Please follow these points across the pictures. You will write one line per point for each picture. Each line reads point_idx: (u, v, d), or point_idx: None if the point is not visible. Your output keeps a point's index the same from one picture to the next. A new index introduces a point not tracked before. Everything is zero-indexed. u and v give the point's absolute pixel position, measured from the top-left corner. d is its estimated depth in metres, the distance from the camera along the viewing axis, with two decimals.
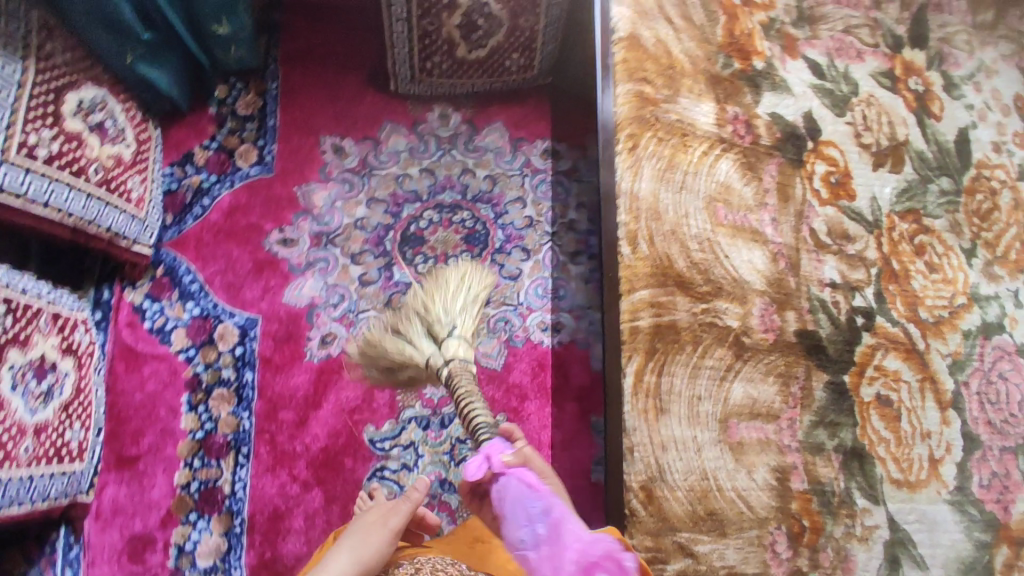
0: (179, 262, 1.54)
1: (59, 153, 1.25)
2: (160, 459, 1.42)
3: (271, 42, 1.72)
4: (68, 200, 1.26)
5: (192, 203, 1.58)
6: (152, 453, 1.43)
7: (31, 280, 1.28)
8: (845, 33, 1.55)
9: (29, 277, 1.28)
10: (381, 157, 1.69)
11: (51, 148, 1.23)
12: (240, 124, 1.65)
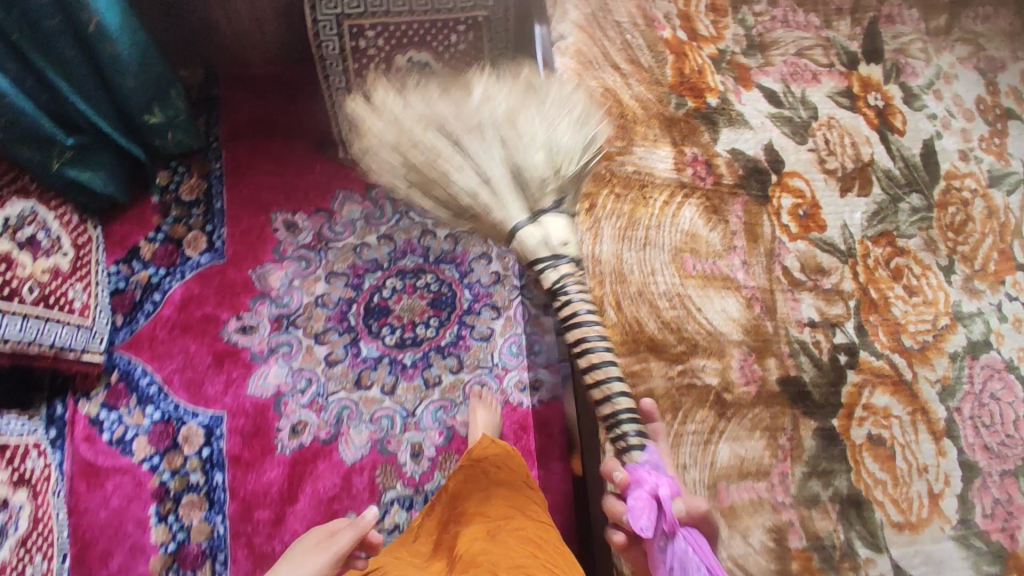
0: (134, 364, 1.48)
1: None
2: None
3: (212, 119, 1.65)
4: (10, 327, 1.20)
5: (142, 301, 1.52)
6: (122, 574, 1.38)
7: None
8: (798, 56, 1.50)
9: None
10: (336, 228, 1.64)
11: None
12: (186, 210, 1.59)
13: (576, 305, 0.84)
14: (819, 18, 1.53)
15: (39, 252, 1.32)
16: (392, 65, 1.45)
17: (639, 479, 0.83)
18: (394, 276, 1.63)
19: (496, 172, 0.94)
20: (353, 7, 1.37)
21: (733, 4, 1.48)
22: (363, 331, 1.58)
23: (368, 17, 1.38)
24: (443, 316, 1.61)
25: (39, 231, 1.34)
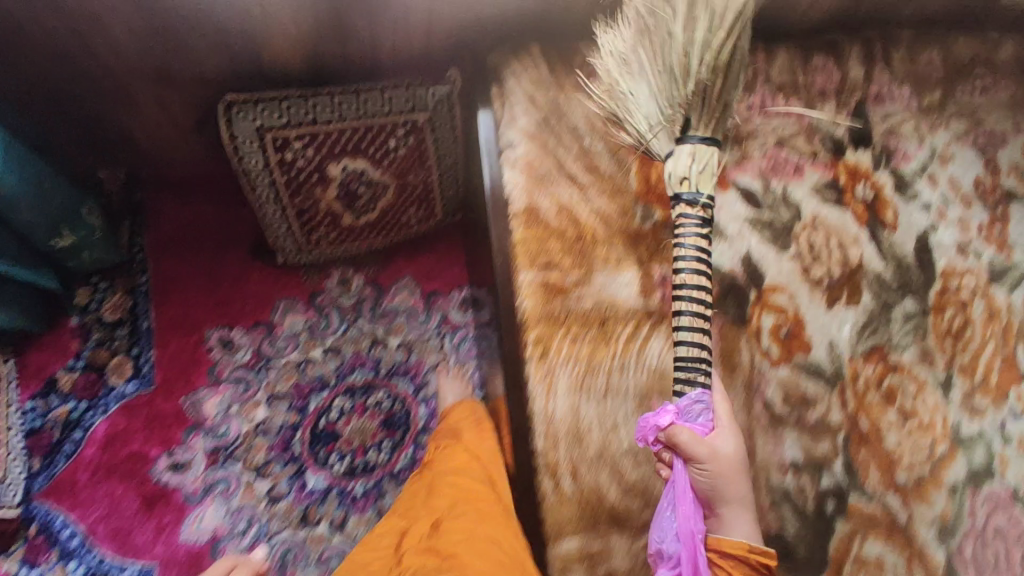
0: (56, 514, 1.39)
1: None
2: None
3: (136, 227, 1.54)
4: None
5: (61, 441, 1.42)
6: None
7: None
8: (778, 147, 1.33)
9: None
10: (277, 343, 1.51)
11: None
12: (110, 333, 1.47)
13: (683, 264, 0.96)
14: (801, 102, 1.34)
15: None
16: (326, 175, 1.31)
17: (674, 416, 0.95)
18: (342, 394, 1.52)
19: (642, 106, 1.00)
20: (276, 117, 1.22)
21: None
22: (309, 460, 1.47)
23: (294, 127, 1.23)
24: (397, 438, 1.51)
25: None
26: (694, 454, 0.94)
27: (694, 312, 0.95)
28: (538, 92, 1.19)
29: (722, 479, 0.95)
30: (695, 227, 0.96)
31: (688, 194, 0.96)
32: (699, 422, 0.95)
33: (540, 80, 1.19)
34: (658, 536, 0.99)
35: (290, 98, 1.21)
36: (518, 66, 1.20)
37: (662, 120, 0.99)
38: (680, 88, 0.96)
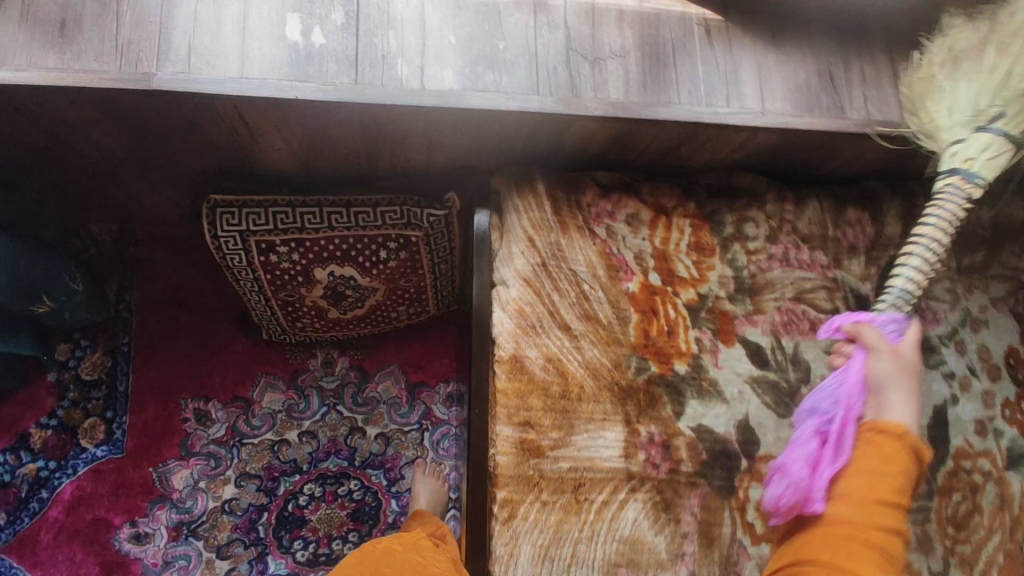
0: (15, 570, 1.34)
1: None
2: None
3: (125, 282, 1.47)
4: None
5: (28, 498, 1.38)
6: None
7: None
8: (795, 301, 1.21)
9: None
10: (253, 421, 1.46)
11: None
12: (87, 393, 1.43)
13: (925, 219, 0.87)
14: (826, 255, 1.22)
15: None
16: (311, 277, 1.24)
17: (869, 318, 0.87)
18: (313, 480, 1.46)
19: (960, 100, 0.91)
20: (262, 223, 1.15)
21: (721, 239, 1.19)
22: (272, 545, 1.42)
23: (280, 233, 1.16)
24: (364, 532, 1.44)
25: None
26: (881, 359, 0.81)
27: (924, 263, 0.86)
28: (538, 234, 1.11)
29: (891, 387, 0.79)
30: (967, 186, 0.87)
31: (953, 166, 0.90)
32: (889, 333, 0.85)
33: (541, 223, 1.11)
34: (792, 443, 0.84)
35: (278, 205, 1.15)
36: (518, 202, 1.11)
37: (973, 116, 0.89)
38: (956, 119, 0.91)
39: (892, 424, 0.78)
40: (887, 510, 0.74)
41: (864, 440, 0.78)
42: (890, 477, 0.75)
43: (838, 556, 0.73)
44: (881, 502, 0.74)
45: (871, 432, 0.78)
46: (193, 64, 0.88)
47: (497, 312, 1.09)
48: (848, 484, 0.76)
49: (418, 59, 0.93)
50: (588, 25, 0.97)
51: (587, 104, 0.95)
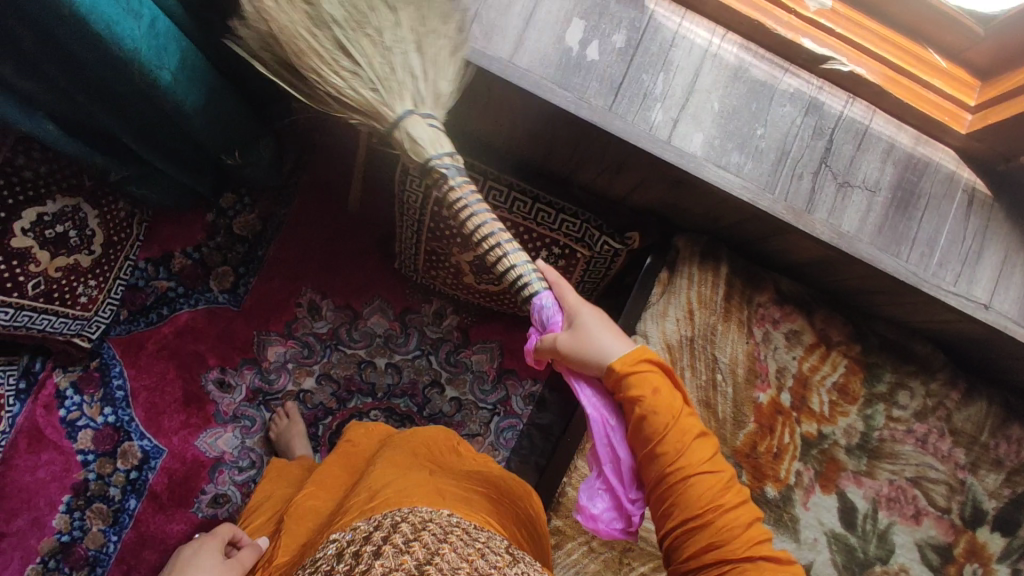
0: (115, 361, 1.46)
1: None
2: (22, 544, 1.39)
3: (299, 162, 1.53)
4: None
5: (151, 308, 1.48)
6: (19, 535, 1.39)
7: None
8: (911, 483, 1.14)
9: None
10: (354, 334, 1.50)
11: None
12: (231, 244, 1.51)
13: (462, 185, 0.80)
14: (965, 454, 1.14)
15: (60, 247, 1.28)
16: (469, 243, 1.26)
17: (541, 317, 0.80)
18: (381, 408, 1.48)
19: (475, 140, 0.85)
20: None
21: (869, 393, 1.13)
22: (324, 446, 1.45)
23: None
24: None
25: (70, 224, 1.29)
26: (582, 312, 0.78)
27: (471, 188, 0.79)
28: (700, 308, 1.11)
29: (605, 332, 0.77)
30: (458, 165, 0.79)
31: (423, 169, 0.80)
32: (557, 318, 0.80)
33: (709, 301, 1.11)
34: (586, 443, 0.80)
35: (473, 170, 1.16)
36: (698, 274, 1.11)
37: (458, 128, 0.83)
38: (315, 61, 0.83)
39: (633, 353, 0.76)
40: (689, 420, 0.74)
41: (648, 380, 0.74)
42: (671, 398, 0.74)
43: (709, 477, 0.72)
44: (680, 420, 0.73)
45: (619, 392, 0.75)
46: (473, 32, 0.89)
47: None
48: (653, 446, 0.73)
49: (677, 111, 0.92)
50: (853, 146, 0.94)
51: (815, 224, 0.92)
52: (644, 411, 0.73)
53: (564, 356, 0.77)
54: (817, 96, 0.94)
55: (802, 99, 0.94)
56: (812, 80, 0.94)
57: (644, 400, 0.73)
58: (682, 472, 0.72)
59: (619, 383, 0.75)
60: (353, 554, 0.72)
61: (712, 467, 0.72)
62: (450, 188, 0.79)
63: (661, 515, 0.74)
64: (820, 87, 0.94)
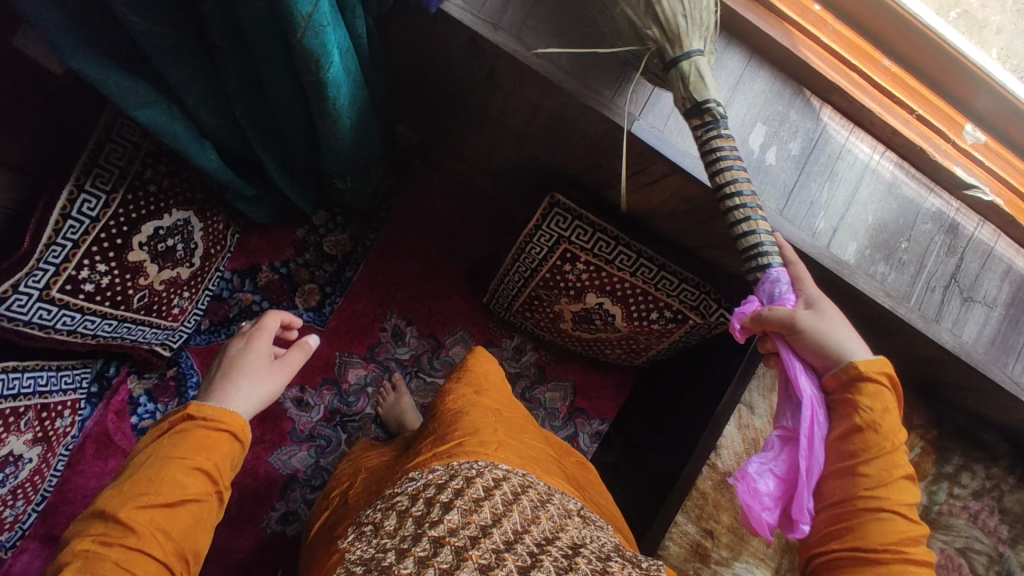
0: (193, 371, 1.45)
1: (106, 287, 1.15)
2: None
3: (396, 186, 1.55)
4: (84, 322, 1.16)
5: (233, 321, 1.46)
6: None
7: (31, 373, 1.20)
8: (959, 553, 1.21)
9: (31, 370, 1.20)
10: (436, 363, 1.53)
11: (100, 282, 1.14)
12: (320, 262, 1.50)
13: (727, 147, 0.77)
14: (1007, 529, 1.22)
15: (168, 261, 1.25)
16: (581, 297, 1.31)
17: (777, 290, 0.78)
18: None
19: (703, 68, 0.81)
20: (582, 240, 1.22)
21: (936, 472, 1.24)
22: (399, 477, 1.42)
23: (589, 254, 1.23)
24: None
25: (179, 238, 1.26)
26: (823, 303, 0.77)
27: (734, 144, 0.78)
28: None
29: (850, 337, 0.76)
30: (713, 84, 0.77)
31: (692, 111, 0.77)
32: (789, 296, 0.78)
33: None
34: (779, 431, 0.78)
35: (605, 234, 1.21)
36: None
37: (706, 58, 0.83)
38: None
39: (870, 361, 0.76)
40: (903, 460, 0.74)
41: (880, 395, 0.74)
42: (896, 424, 0.74)
43: (894, 525, 0.72)
44: (896, 453, 0.74)
45: (844, 396, 0.75)
46: (668, 127, 0.96)
47: (734, 425, 1.23)
48: (857, 465, 0.74)
49: (837, 220, 1.00)
50: (978, 266, 1.04)
51: (941, 334, 1.02)
52: (861, 423, 0.74)
53: (801, 336, 0.75)
54: (955, 217, 1.04)
55: (941, 217, 1.03)
56: (951, 202, 1.04)
57: (874, 416, 0.73)
58: (875, 502, 0.73)
59: (849, 385, 0.75)
60: (427, 501, 0.81)
61: (906, 513, 0.73)
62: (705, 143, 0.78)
63: (832, 527, 0.75)
64: (958, 208, 1.04)
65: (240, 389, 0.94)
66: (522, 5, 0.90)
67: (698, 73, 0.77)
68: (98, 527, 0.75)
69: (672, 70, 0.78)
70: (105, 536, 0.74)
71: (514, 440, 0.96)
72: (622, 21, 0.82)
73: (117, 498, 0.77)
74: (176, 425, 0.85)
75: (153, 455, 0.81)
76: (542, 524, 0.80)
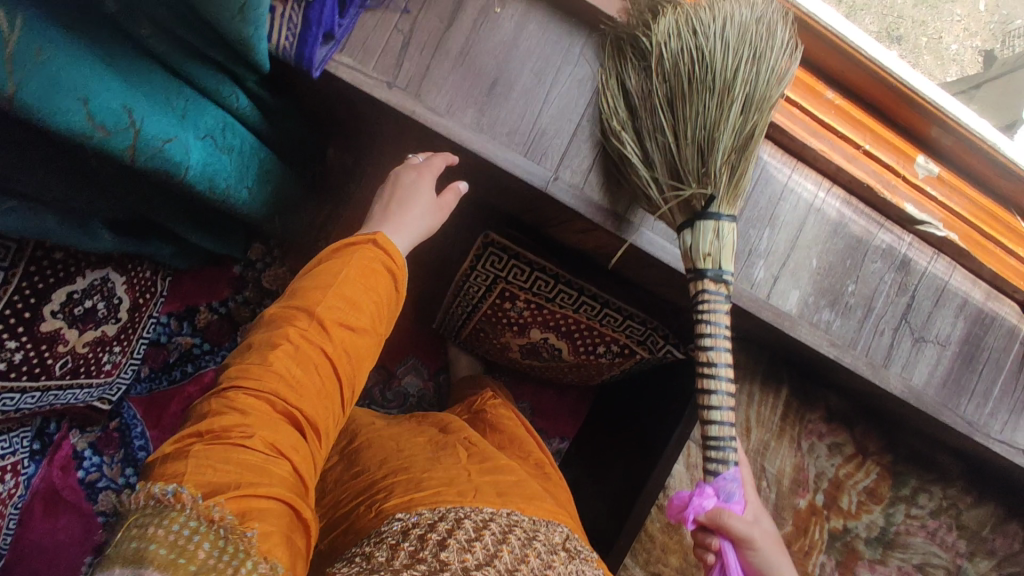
0: (137, 421, 1.41)
1: (20, 362, 1.09)
2: None
3: (334, 213, 1.42)
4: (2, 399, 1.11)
5: (174, 366, 1.41)
6: None
7: None
8: (914, 570, 1.20)
9: None
10: (388, 394, 1.47)
11: (13, 357, 1.08)
12: (259, 298, 1.43)
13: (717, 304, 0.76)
14: (965, 544, 1.21)
15: (89, 321, 1.19)
16: (525, 331, 1.25)
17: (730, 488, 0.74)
18: None
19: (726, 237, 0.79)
20: (520, 279, 1.15)
21: (893, 494, 1.21)
22: None
23: (528, 292, 1.17)
24: None
25: (100, 297, 1.20)
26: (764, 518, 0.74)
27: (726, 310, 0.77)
28: (756, 426, 1.14)
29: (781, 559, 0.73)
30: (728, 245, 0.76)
31: (714, 271, 0.75)
32: (739, 500, 0.74)
33: (767, 420, 1.13)
34: None
35: (544, 272, 1.14)
36: (759, 395, 1.12)
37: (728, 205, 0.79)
38: (730, 111, 0.78)
39: None
40: None
41: None
42: None
43: None
44: None
45: None
46: (589, 181, 0.86)
47: (682, 465, 1.25)
48: None
49: (778, 268, 0.93)
50: (931, 303, 0.98)
51: (890, 379, 0.97)
52: None
53: (750, 542, 0.71)
54: (907, 252, 0.96)
55: (892, 255, 0.96)
56: (903, 236, 0.96)
57: None
58: None
59: None
60: (417, 538, 0.75)
61: None
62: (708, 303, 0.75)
63: None
64: (910, 243, 0.96)
65: (400, 226, 0.86)
66: (419, 57, 0.82)
67: (727, 243, 0.77)
68: (289, 322, 0.73)
69: (706, 220, 0.77)
70: (297, 337, 0.72)
71: (495, 473, 0.94)
72: (683, 154, 0.78)
73: (310, 303, 0.74)
74: (355, 244, 0.81)
75: (336, 267, 0.77)
76: (532, 561, 0.75)
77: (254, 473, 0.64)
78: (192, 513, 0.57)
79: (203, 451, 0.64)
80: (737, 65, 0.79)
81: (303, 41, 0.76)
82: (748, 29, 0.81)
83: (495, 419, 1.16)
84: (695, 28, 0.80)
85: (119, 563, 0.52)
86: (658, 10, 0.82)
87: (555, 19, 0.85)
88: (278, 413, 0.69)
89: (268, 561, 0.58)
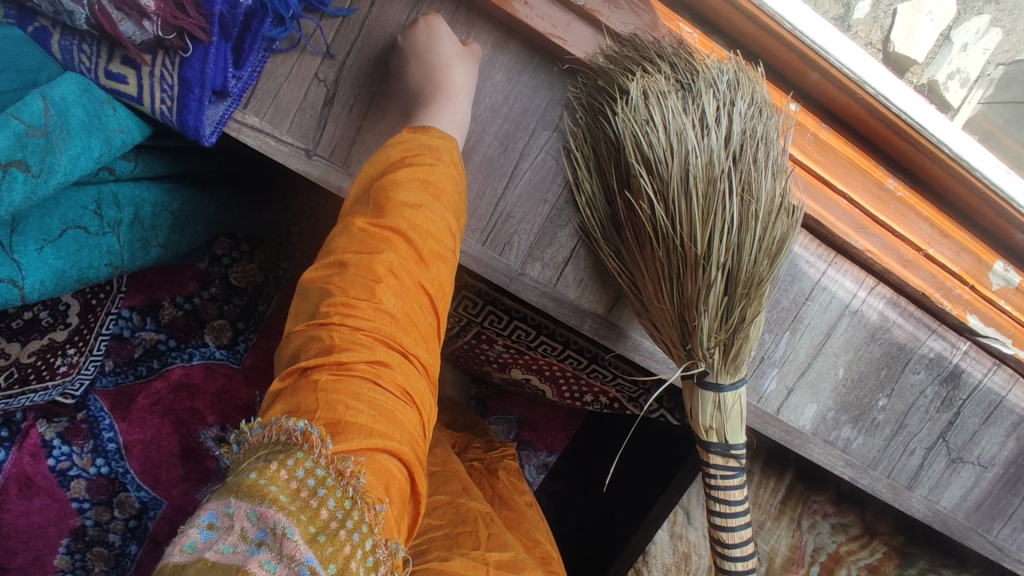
0: (106, 414, 1.02)
1: None
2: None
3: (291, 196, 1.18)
4: None
5: (139, 363, 1.03)
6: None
7: None
8: None
9: None
10: None
11: None
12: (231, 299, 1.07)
13: (722, 479, 0.67)
14: None
15: (31, 333, 0.91)
16: (508, 369, 1.11)
17: None
18: None
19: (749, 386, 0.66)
20: (497, 326, 0.99)
21: None
22: None
23: (506, 339, 1.01)
24: None
25: (41, 305, 0.92)
26: None
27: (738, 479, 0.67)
28: (753, 507, 1.08)
29: None
30: (737, 412, 0.65)
31: (720, 447, 0.65)
32: None
33: (765, 502, 1.08)
34: None
35: (526, 320, 0.96)
36: (759, 476, 1.09)
37: (727, 370, 0.64)
38: (707, 289, 0.61)
39: None
40: None
41: None
42: None
43: None
44: None
45: None
46: (565, 276, 0.69)
47: (664, 531, 1.16)
48: None
49: (793, 378, 0.76)
50: (980, 420, 0.80)
51: (913, 503, 0.81)
52: None
53: None
54: (960, 363, 0.78)
55: (940, 367, 0.78)
56: (958, 343, 0.77)
57: None
58: None
59: None
60: None
61: None
62: (715, 481, 0.67)
63: None
64: (966, 351, 0.77)
65: (436, 102, 0.60)
66: (347, 117, 0.65)
67: (735, 412, 0.65)
68: (386, 242, 0.52)
69: (708, 392, 0.64)
70: (402, 263, 0.52)
71: None
72: (664, 321, 0.65)
73: (413, 223, 0.53)
74: (424, 144, 0.58)
75: (436, 173, 0.56)
76: None
77: (380, 417, 0.46)
78: (320, 458, 0.43)
79: (330, 378, 0.46)
80: (707, 224, 0.60)
81: (184, 105, 0.59)
82: (719, 170, 0.61)
83: (504, 493, 0.94)
84: (650, 162, 0.62)
85: (243, 495, 0.41)
86: (612, 111, 0.64)
87: (531, 67, 0.66)
88: (400, 345, 0.50)
89: (392, 550, 0.43)
